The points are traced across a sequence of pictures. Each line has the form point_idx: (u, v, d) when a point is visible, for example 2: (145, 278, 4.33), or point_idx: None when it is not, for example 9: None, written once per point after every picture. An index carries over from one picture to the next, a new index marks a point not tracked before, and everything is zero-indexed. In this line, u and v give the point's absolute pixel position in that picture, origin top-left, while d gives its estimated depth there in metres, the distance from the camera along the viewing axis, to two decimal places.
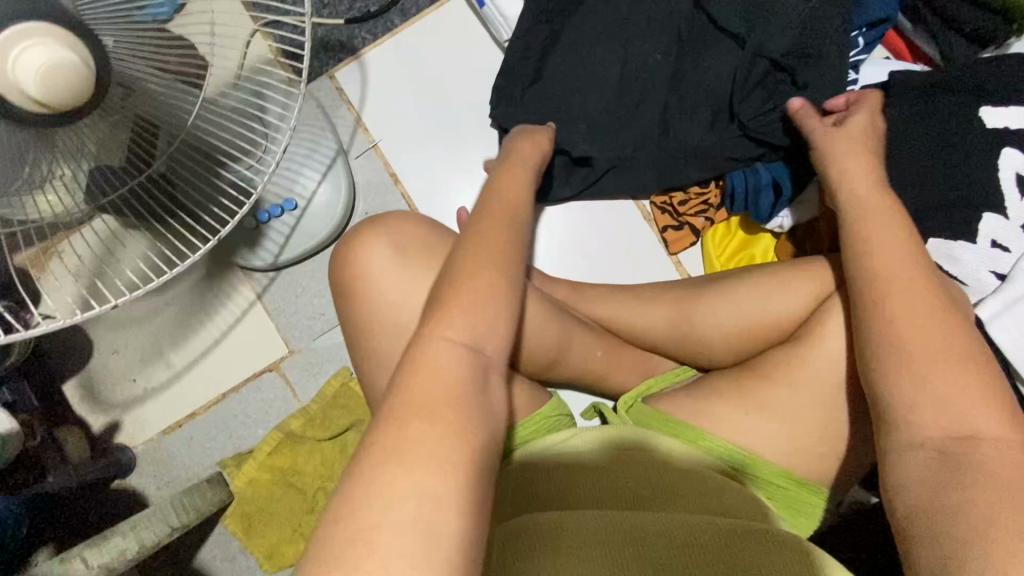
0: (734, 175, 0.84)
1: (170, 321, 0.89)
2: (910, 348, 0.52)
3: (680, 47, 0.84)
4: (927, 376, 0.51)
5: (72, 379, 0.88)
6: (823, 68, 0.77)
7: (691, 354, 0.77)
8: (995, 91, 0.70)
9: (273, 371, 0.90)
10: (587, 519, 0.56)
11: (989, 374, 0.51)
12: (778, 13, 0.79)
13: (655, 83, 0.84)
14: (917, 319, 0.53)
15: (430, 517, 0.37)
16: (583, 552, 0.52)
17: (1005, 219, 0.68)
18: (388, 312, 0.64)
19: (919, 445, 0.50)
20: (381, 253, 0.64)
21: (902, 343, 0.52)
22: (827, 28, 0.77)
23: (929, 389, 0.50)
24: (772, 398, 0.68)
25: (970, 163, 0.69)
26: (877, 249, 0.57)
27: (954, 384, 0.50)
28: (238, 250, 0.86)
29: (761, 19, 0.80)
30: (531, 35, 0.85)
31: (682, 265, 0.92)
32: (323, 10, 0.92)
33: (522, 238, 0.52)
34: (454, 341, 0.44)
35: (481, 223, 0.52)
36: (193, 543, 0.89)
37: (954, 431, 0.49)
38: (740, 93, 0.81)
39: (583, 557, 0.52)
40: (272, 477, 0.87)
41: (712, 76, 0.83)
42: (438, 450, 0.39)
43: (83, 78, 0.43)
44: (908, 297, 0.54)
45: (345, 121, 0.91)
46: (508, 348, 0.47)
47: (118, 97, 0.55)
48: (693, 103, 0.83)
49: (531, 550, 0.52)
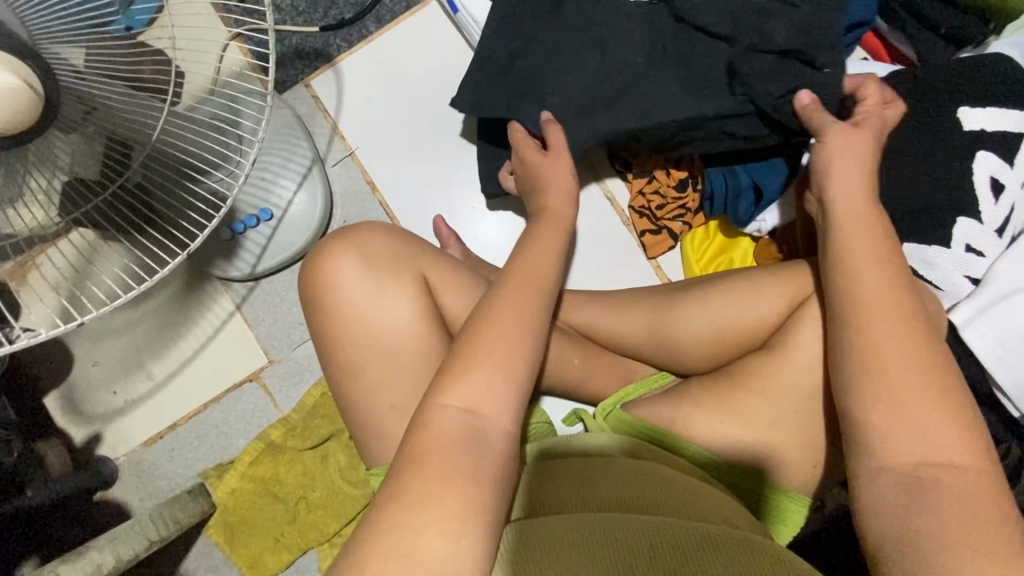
0: (714, 178, 0.84)
1: (149, 332, 0.89)
2: (879, 355, 0.51)
3: (662, 50, 0.79)
4: (894, 383, 0.50)
5: (53, 391, 0.88)
6: (831, 54, 0.73)
7: (667, 360, 0.76)
8: (969, 93, 0.70)
9: (253, 382, 0.90)
10: (589, 522, 0.53)
11: (958, 388, 0.50)
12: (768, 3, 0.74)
13: (640, 81, 0.78)
14: (889, 329, 0.52)
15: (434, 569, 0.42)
16: (594, 553, 0.50)
17: (979, 221, 0.68)
18: (358, 324, 0.63)
19: (887, 451, 0.49)
20: (349, 266, 0.64)
21: (870, 349, 0.52)
22: (825, 14, 0.73)
23: (895, 396, 0.50)
24: (747, 406, 0.68)
25: (946, 166, 0.69)
26: (846, 255, 0.57)
27: (920, 391, 0.50)
28: (215, 260, 0.86)
29: (747, 15, 0.76)
30: None
31: (661, 269, 0.92)
32: (297, 17, 0.91)
33: (533, 297, 0.56)
34: (452, 407, 0.49)
35: (507, 284, 0.56)
36: (176, 554, 0.89)
37: (923, 440, 0.48)
38: (760, 80, 0.74)
39: (595, 556, 0.49)
40: (253, 488, 0.86)
41: (704, 71, 0.78)
42: (447, 508, 0.45)
43: (29, 101, 0.43)
44: (881, 306, 0.53)
45: (321, 129, 0.91)
46: (500, 391, 0.50)
47: (80, 115, 0.54)
48: (696, 96, 0.77)
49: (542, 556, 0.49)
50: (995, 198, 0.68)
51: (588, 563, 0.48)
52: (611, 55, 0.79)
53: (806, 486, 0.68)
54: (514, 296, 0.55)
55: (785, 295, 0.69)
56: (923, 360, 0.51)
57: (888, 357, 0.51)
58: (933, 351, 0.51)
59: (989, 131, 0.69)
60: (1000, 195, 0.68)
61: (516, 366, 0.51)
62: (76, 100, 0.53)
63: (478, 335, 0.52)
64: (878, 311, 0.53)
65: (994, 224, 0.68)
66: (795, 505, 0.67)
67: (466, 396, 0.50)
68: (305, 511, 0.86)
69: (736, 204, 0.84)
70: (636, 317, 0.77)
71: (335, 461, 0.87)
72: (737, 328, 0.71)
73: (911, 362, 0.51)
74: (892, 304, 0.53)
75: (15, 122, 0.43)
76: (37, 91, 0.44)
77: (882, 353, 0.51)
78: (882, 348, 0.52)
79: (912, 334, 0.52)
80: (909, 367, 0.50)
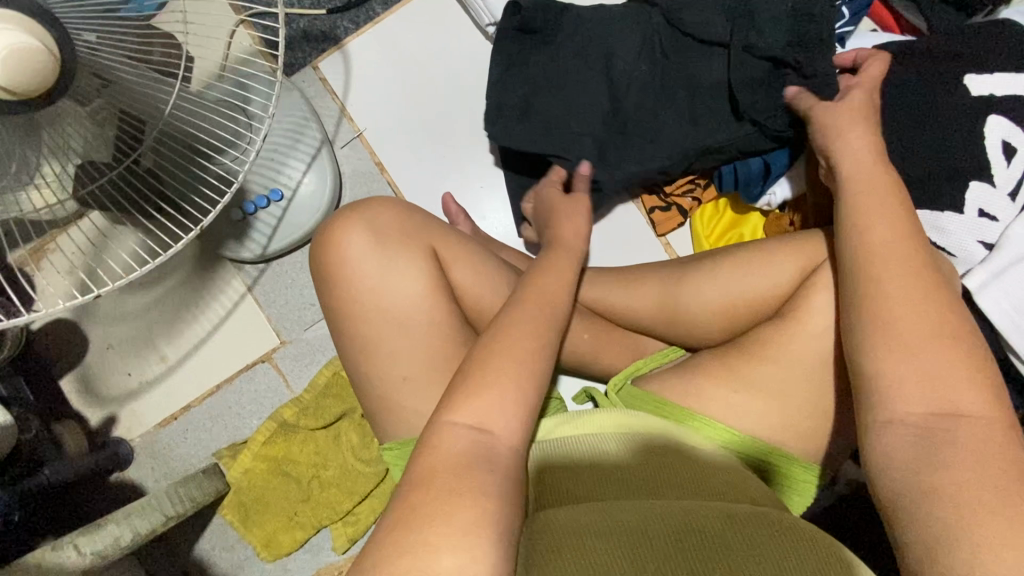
0: (725, 170, 0.84)
1: (163, 314, 0.90)
2: (889, 319, 0.51)
3: (664, 57, 0.81)
4: (910, 342, 0.50)
5: (69, 373, 0.89)
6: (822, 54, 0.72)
7: (677, 334, 0.76)
8: (980, 57, 0.69)
9: (265, 363, 0.91)
10: (605, 515, 0.54)
11: (970, 347, 0.50)
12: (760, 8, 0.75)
13: (637, 87, 0.81)
14: (908, 295, 0.51)
15: (454, 529, 0.43)
16: (614, 544, 0.50)
17: (991, 184, 0.67)
18: (370, 295, 0.64)
19: (902, 411, 0.49)
20: (359, 239, 0.64)
21: (885, 309, 0.51)
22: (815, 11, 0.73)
23: (910, 356, 0.49)
24: (760, 376, 0.67)
25: (959, 132, 0.68)
26: (858, 216, 0.56)
27: (936, 353, 0.49)
28: (227, 242, 0.87)
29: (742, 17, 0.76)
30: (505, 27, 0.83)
31: (671, 246, 0.92)
32: (304, 1, 0.92)
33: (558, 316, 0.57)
34: (465, 404, 0.49)
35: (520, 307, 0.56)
36: (192, 533, 0.90)
37: (937, 402, 0.48)
38: (744, 88, 0.76)
39: (614, 549, 0.50)
40: (267, 467, 0.87)
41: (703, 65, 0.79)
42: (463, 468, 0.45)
43: (47, 62, 0.44)
44: (898, 274, 0.52)
45: (330, 111, 0.91)
46: (519, 359, 0.52)
47: (94, 88, 0.54)
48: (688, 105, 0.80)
49: (568, 551, 0.49)
50: (1008, 162, 0.67)
51: (608, 555, 0.49)
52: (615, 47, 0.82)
53: (819, 454, 0.67)
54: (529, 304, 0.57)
55: (796, 265, 0.69)
56: (937, 321, 0.50)
57: (904, 316, 0.51)
58: (945, 310, 0.51)
59: (1002, 95, 0.68)
60: (1013, 157, 0.67)
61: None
62: (90, 73, 0.53)
63: None
64: (893, 272, 0.52)
65: (1009, 187, 0.67)
66: (808, 473, 0.67)
67: (474, 412, 0.49)
68: (319, 489, 0.87)
69: (748, 184, 0.84)
70: (646, 290, 0.78)
71: (347, 439, 0.88)
72: (747, 299, 0.71)
73: (923, 320, 0.50)
74: (906, 264, 0.53)
75: (34, 84, 0.44)
76: (54, 55, 0.45)
77: (897, 314, 0.51)
78: (896, 306, 0.51)
79: (925, 294, 0.51)
80: (923, 326, 0.50)
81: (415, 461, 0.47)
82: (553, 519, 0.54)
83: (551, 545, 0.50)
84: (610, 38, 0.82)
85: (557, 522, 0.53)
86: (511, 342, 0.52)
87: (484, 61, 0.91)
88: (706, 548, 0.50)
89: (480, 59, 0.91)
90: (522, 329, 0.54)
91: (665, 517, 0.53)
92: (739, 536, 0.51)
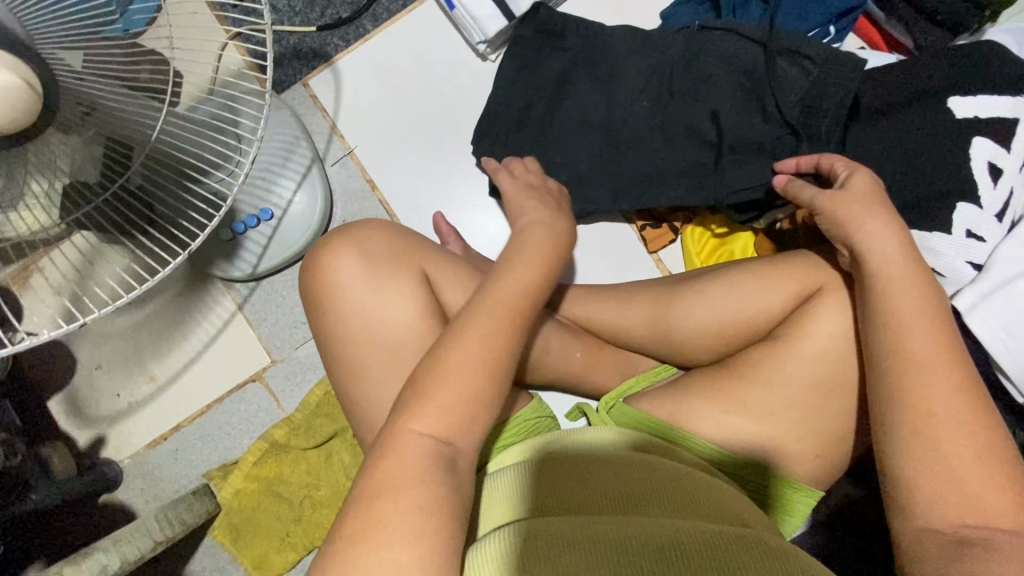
0: None
1: (152, 335, 0.89)
2: (910, 413, 0.53)
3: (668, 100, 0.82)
4: (910, 378, 0.53)
5: (57, 395, 0.88)
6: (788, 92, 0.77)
7: (668, 353, 0.75)
8: (965, 83, 0.70)
9: (256, 382, 0.90)
10: (602, 524, 0.53)
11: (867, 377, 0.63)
12: (756, 122, 0.78)
13: (637, 155, 0.82)
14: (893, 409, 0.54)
15: None
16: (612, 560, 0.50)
17: (947, 235, 0.67)
18: (361, 320, 0.63)
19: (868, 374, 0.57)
20: (350, 264, 0.63)
21: None
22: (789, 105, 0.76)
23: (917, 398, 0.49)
24: (752, 398, 0.67)
25: (931, 124, 0.70)
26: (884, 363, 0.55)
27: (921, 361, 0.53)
28: (216, 261, 0.86)
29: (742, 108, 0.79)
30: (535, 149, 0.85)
31: (662, 263, 0.92)
32: (294, 18, 0.91)
33: (486, 384, 0.52)
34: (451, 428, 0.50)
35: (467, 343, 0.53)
36: (183, 555, 0.88)
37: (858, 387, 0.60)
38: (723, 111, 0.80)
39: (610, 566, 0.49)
40: (258, 487, 0.86)
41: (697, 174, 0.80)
42: None
43: (24, 94, 0.43)
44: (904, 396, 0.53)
45: (320, 128, 0.91)
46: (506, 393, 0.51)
47: (80, 116, 0.53)
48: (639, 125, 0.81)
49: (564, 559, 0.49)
50: (994, 183, 0.67)
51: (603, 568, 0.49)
52: (589, 47, 0.85)
53: (812, 475, 0.67)
54: (514, 311, 0.55)
55: (788, 287, 0.69)
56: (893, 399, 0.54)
57: (896, 296, 0.56)
58: (927, 310, 0.55)
59: (983, 118, 0.68)
60: (999, 179, 0.67)
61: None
62: (76, 102, 0.52)
63: (482, 332, 0.53)
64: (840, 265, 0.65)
65: (970, 226, 0.67)
66: (800, 494, 0.67)
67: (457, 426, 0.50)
68: (310, 510, 0.87)
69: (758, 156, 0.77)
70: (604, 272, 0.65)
71: (339, 459, 0.87)
72: (738, 318, 0.71)
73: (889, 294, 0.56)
74: (928, 349, 0.54)
75: (9, 117, 0.43)
76: (34, 88, 0.44)
77: None
78: None
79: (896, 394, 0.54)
80: (937, 371, 0.53)
81: (405, 491, 0.47)
82: (550, 524, 0.53)
83: (545, 555, 0.50)
84: (612, 69, 0.84)
85: (548, 530, 0.52)
86: (455, 371, 0.51)
87: (482, 81, 0.91)
88: (696, 565, 0.49)
89: (476, 80, 0.91)
90: (473, 372, 0.51)
91: (662, 529, 0.52)
92: (742, 560, 0.49)
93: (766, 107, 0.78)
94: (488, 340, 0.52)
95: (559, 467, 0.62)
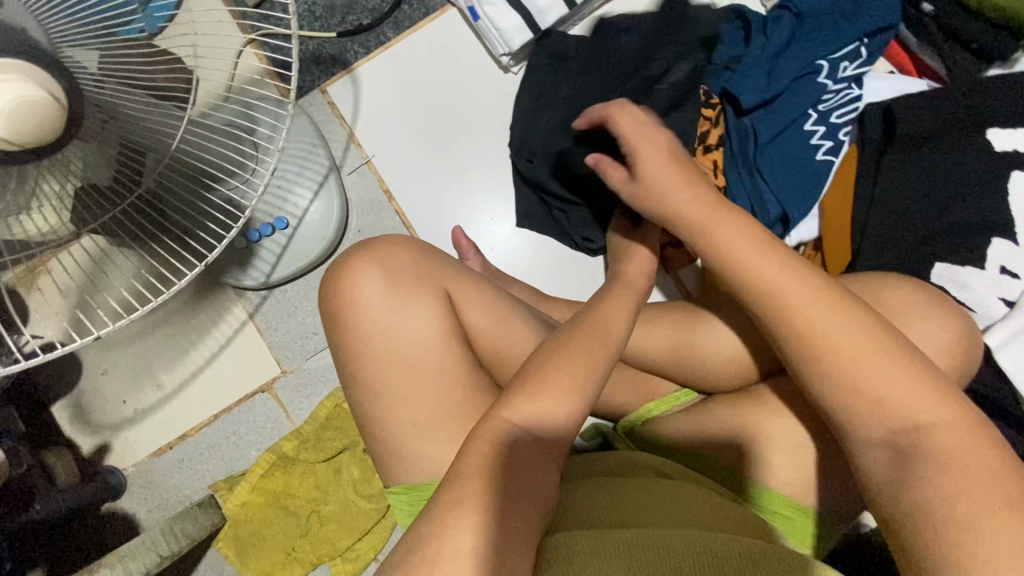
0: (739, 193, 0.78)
1: (160, 341, 0.88)
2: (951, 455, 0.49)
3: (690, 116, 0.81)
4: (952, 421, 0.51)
5: (61, 400, 0.87)
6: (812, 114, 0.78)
7: (690, 379, 0.73)
8: (1001, 114, 0.68)
9: (265, 393, 0.89)
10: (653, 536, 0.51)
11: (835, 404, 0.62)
12: (781, 143, 0.78)
13: None
14: None
15: None
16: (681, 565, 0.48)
17: (980, 270, 0.66)
18: (381, 339, 0.61)
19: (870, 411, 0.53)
20: (372, 282, 0.62)
21: None
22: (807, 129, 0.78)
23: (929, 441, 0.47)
24: (777, 429, 0.65)
25: (963, 154, 0.68)
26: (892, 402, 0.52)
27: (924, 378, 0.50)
28: (230, 269, 0.84)
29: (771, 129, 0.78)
30: (555, 164, 0.84)
31: (682, 283, 0.91)
32: (314, 23, 0.90)
33: (514, 420, 0.51)
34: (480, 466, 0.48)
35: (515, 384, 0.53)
36: (185, 568, 0.87)
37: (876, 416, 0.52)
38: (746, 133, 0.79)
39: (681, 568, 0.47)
40: (265, 500, 0.85)
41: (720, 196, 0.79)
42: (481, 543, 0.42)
43: (52, 111, 0.42)
44: None
45: (337, 136, 0.89)
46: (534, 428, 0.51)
47: (98, 124, 0.51)
48: None
49: None
50: None
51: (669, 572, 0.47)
52: (614, 62, 0.84)
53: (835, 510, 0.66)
54: (552, 353, 0.55)
55: None
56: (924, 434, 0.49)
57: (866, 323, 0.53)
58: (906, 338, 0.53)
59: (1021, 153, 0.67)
60: None
61: (565, 391, 0.52)
62: (95, 109, 0.50)
63: (521, 377, 0.53)
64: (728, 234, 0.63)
65: (1004, 262, 0.66)
66: (829, 531, 0.64)
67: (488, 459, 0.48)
68: (318, 525, 0.85)
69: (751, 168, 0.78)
70: (626, 298, 0.65)
71: (348, 473, 0.86)
72: (760, 344, 0.70)
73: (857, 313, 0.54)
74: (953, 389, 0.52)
75: (37, 137, 0.42)
76: (62, 104, 0.43)
77: None
78: None
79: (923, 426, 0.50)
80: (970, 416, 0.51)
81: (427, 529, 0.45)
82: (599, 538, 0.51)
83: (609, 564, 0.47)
84: (637, 86, 0.83)
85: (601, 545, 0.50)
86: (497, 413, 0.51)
87: (504, 92, 0.90)
88: None
89: (497, 92, 0.90)
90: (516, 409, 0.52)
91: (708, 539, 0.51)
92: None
93: (792, 132, 0.78)
94: (527, 383, 0.53)
95: (593, 501, 0.59)
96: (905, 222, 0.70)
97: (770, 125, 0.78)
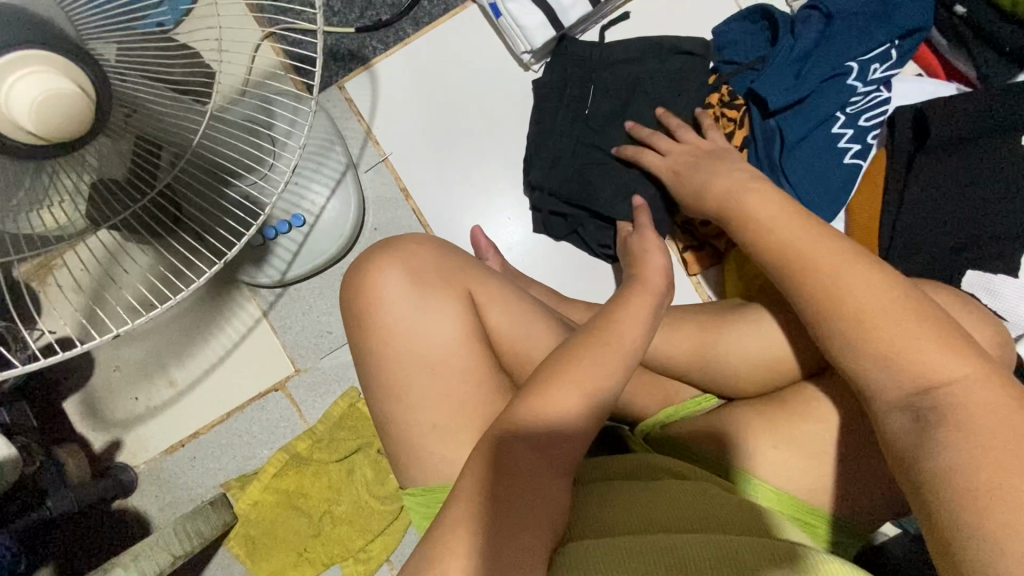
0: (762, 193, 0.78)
1: (173, 338, 0.87)
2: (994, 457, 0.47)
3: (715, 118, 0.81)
4: None
5: (72, 396, 0.86)
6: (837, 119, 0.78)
7: (713, 383, 0.72)
8: None
9: (279, 392, 0.88)
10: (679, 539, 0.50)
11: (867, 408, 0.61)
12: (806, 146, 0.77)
13: None
14: None
15: None
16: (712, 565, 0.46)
17: (1013, 277, 0.66)
18: (403, 340, 0.60)
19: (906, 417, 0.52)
20: (395, 281, 0.61)
21: None
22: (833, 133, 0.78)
23: (967, 452, 0.46)
24: (803, 437, 0.64)
25: (997, 159, 0.67)
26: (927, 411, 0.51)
27: (965, 385, 0.49)
28: (245, 267, 0.83)
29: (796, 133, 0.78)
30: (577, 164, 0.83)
31: (701, 286, 0.90)
32: (333, 18, 0.89)
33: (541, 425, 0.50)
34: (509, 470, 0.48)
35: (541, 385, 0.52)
36: (195, 566, 0.86)
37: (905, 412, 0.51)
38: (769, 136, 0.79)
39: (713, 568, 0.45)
40: (278, 499, 0.84)
41: None
42: None
43: (80, 104, 0.41)
44: None
45: (355, 134, 0.88)
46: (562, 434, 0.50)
47: (121, 119, 0.49)
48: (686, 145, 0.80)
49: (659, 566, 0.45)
50: None
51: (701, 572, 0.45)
52: (637, 61, 0.83)
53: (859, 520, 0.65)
54: (579, 356, 0.54)
55: None
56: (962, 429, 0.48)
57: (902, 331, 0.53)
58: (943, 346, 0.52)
59: None
60: None
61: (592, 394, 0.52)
62: (119, 104, 0.49)
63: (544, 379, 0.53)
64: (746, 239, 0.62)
65: None
66: (853, 540, 0.63)
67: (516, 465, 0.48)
68: (330, 525, 0.84)
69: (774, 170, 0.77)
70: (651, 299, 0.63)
71: (361, 474, 0.85)
72: (785, 350, 0.69)
73: (891, 320, 0.53)
74: None
75: (67, 132, 0.41)
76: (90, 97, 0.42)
77: None
78: None
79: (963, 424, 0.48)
80: None
81: None
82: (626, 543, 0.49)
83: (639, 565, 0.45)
84: (661, 86, 0.82)
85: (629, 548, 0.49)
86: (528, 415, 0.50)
87: (524, 90, 0.89)
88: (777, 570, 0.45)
89: (518, 91, 0.89)
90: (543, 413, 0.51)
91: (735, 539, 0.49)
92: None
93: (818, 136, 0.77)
94: (554, 386, 0.52)
95: (609, 508, 0.57)
96: (934, 228, 0.69)
97: (795, 127, 0.78)
